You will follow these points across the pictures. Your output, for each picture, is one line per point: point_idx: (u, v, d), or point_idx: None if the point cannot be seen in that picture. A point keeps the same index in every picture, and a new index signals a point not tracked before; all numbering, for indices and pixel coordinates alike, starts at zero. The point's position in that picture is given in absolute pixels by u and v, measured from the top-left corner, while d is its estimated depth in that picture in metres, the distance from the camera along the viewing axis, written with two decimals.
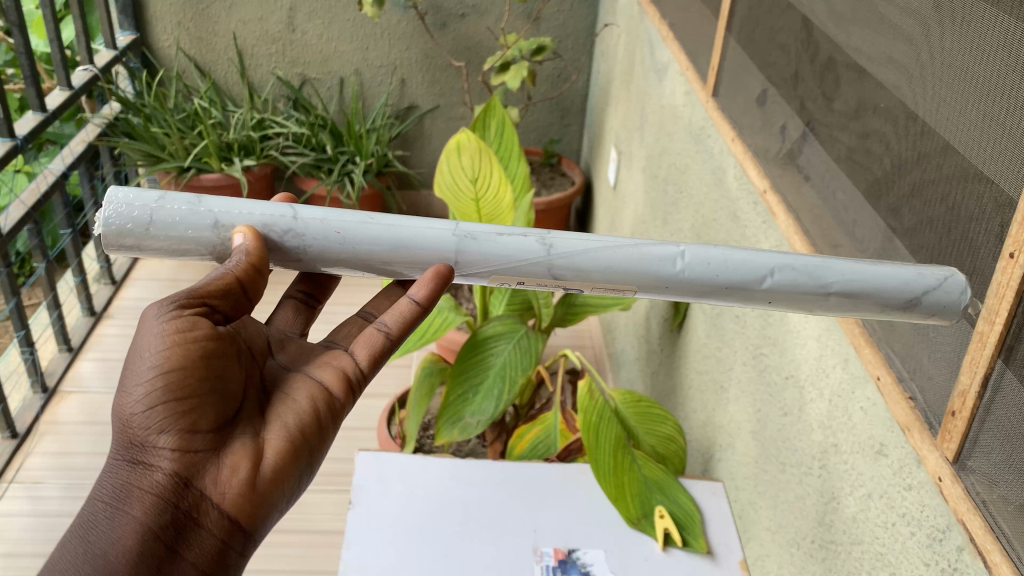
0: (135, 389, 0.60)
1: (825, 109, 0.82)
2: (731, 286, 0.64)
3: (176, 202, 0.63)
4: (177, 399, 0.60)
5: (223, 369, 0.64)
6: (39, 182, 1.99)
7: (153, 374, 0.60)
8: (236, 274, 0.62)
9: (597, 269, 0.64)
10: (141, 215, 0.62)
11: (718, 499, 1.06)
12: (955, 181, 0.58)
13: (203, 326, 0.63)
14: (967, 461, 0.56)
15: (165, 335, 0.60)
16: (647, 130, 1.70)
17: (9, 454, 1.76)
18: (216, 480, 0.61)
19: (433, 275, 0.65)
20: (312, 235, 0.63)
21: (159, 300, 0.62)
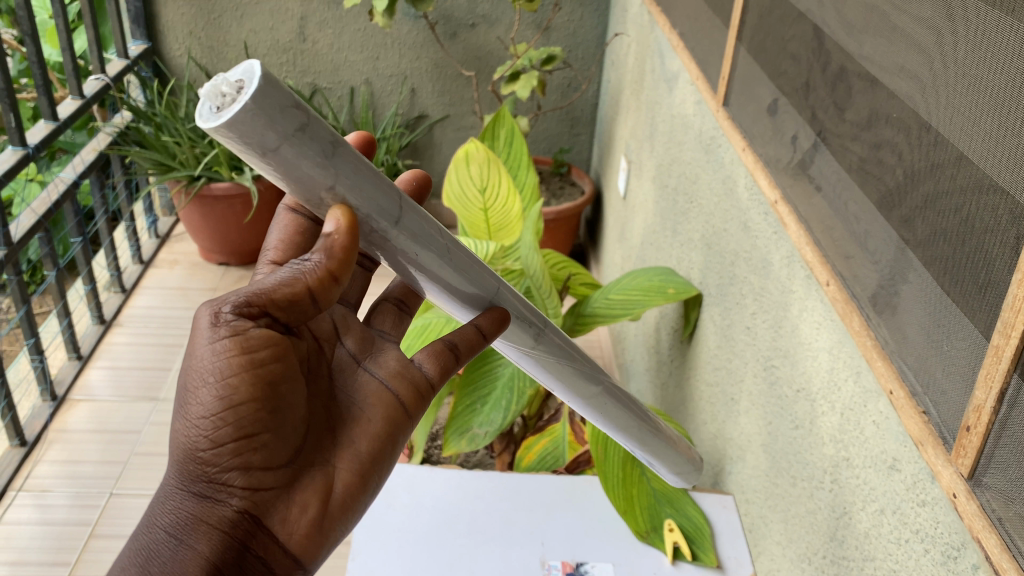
0: (200, 417, 0.51)
1: (836, 119, 0.81)
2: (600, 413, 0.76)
3: (314, 146, 0.48)
4: (247, 433, 0.52)
5: (293, 388, 0.55)
6: (50, 191, 2.00)
7: (222, 403, 0.51)
8: (308, 285, 0.51)
9: (564, 376, 0.72)
10: (269, 139, 0.46)
11: (729, 512, 1.05)
12: (969, 192, 0.57)
13: (270, 344, 0.52)
14: (981, 478, 0.55)
15: (231, 359, 0.50)
16: (657, 140, 1.69)
17: (17, 462, 1.76)
18: (283, 518, 0.55)
19: (498, 320, 0.63)
20: (395, 241, 0.55)
21: (219, 306, 0.51)
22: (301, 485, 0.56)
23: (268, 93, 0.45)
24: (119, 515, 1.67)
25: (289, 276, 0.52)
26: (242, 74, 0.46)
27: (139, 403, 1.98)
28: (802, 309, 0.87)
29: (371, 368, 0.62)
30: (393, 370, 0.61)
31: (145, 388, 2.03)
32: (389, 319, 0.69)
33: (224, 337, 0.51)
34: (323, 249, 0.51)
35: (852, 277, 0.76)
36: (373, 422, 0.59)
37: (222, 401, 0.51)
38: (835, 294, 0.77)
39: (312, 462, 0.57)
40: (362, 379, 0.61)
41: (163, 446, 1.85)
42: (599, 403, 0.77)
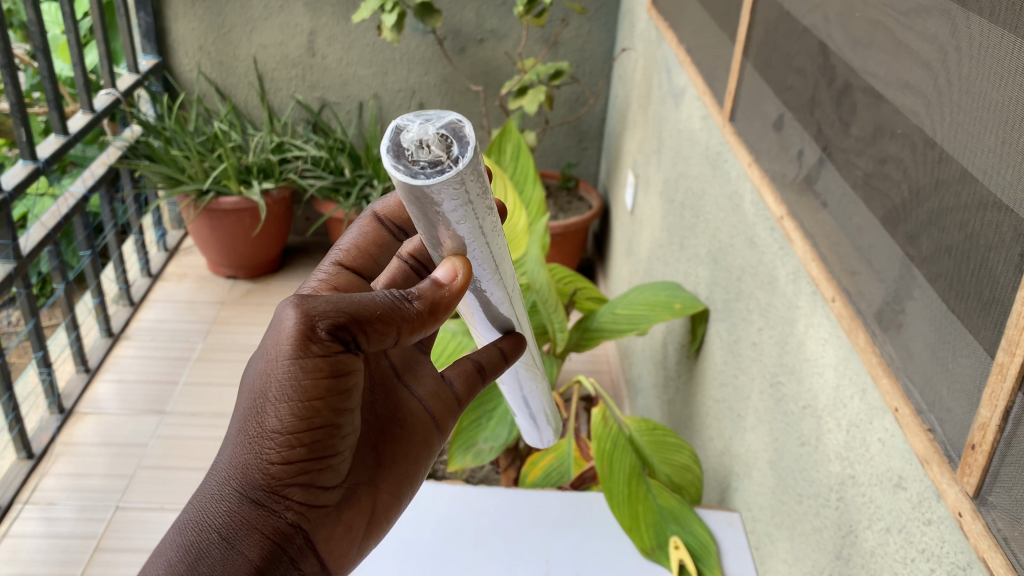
0: (278, 430, 0.49)
1: (842, 134, 0.81)
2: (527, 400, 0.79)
3: (484, 208, 0.50)
4: (315, 454, 0.51)
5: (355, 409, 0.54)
6: (60, 204, 2.02)
7: (300, 416, 0.49)
8: (403, 325, 0.51)
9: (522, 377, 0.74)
10: (455, 205, 0.48)
11: (735, 530, 1.04)
12: (973, 209, 0.56)
13: (352, 366, 0.51)
14: (987, 497, 0.54)
15: (317, 375, 0.49)
16: (664, 154, 1.69)
17: (24, 475, 1.77)
18: (328, 534, 0.54)
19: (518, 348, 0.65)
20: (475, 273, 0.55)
21: (314, 313, 0.49)
22: (349, 504, 0.56)
23: (476, 165, 0.47)
24: (125, 528, 1.67)
25: (390, 309, 0.51)
26: (451, 140, 0.47)
27: (146, 416, 1.98)
28: (808, 325, 0.86)
29: (411, 386, 0.64)
30: (431, 391, 0.64)
31: (152, 401, 2.03)
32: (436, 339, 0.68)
33: (317, 355, 0.49)
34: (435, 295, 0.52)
35: (858, 293, 0.76)
36: (413, 442, 0.61)
37: (300, 414, 0.49)
38: (841, 310, 0.77)
39: (357, 479, 0.57)
40: (401, 397, 0.63)
41: (169, 459, 1.85)
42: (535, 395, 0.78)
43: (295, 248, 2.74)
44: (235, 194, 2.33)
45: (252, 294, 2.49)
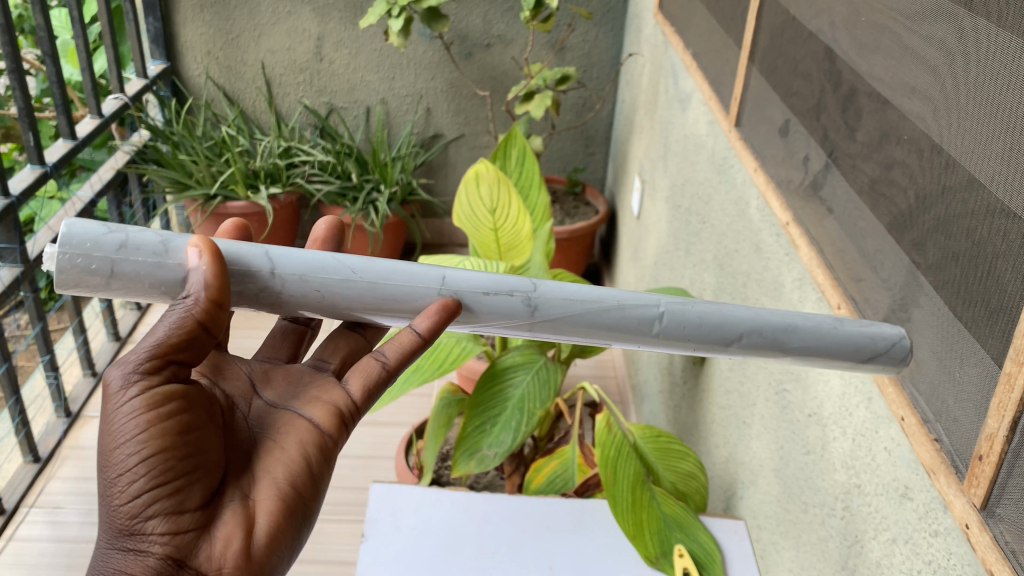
0: (120, 469, 0.54)
1: (847, 139, 0.81)
2: (697, 348, 0.66)
3: (138, 250, 0.56)
4: (167, 466, 0.55)
5: (205, 437, 0.58)
6: (67, 209, 2.02)
7: (137, 455, 0.54)
8: (196, 316, 0.55)
9: (574, 329, 0.65)
10: (97, 266, 0.55)
11: (740, 538, 1.03)
12: (981, 216, 0.56)
13: (172, 394, 0.56)
14: (995, 508, 0.53)
15: (136, 413, 0.54)
16: (670, 159, 1.68)
17: (30, 479, 1.77)
18: (210, 554, 0.56)
19: (439, 309, 0.61)
20: (293, 294, 0.59)
21: (122, 366, 0.55)
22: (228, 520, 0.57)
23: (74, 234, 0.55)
24: None
25: (173, 321, 0.55)
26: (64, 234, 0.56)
27: None
28: None
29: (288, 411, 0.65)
30: (307, 403, 0.64)
31: None
32: (340, 350, 0.70)
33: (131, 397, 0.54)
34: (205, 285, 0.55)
35: (864, 301, 0.75)
36: (285, 451, 0.61)
37: (136, 453, 0.54)
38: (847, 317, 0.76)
39: (234, 498, 0.59)
40: (279, 415, 0.64)
41: None
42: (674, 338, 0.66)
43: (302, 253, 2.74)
44: (242, 199, 2.33)
45: None
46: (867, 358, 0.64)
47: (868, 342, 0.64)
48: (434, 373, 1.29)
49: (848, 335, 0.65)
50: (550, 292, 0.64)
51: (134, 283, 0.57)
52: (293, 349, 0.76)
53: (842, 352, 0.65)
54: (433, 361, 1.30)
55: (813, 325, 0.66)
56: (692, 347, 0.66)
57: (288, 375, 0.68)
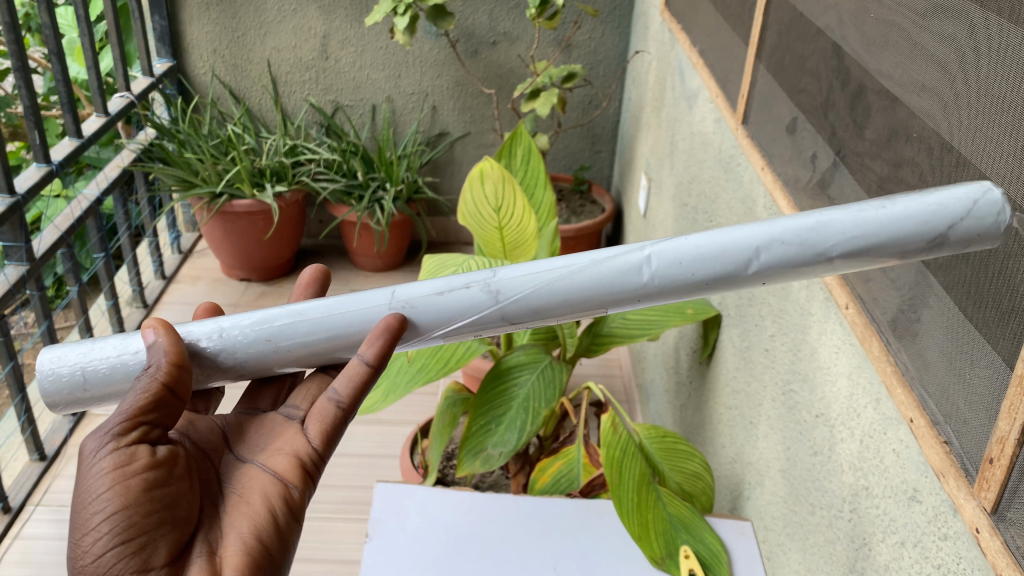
0: (88, 527, 0.58)
1: (856, 137, 0.80)
2: (715, 280, 0.59)
3: (101, 355, 0.62)
4: (133, 520, 0.59)
5: (174, 495, 0.62)
6: (73, 207, 2.02)
7: (103, 514, 0.58)
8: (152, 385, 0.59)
9: (557, 303, 0.60)
10: (69, 378, 0.61)
11: (747, 539, 1.02)
12: None
13: (141, 455, 0.60)
14: (1005, 512, 0.52)
15: (104, 473, 0.59)
16: (677, 157, 1.67)
17: (36, 476, 1.77)
18: None
19: (382, 329, 0.60)
20: (247, 351, 0.61)
21: (97, 433, 0.60)
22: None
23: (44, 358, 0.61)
24: None
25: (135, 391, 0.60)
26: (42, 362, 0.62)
27: None
28: (821, 332, 0.85)
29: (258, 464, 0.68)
30: (271, 456, 0.67)
31: None
32: (309, 395, 0.71)
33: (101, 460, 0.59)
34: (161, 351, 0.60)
35: (872, 301, 0.74)
36: (251, 504, 0.64)
37: (103, 511, 0.58)
38: (855, 317, 0.75)
39: (200, 553, 0.62)
40: (247, 468, 0.67)
41: None
42: (672, 271, 0.59)
43: (308, 251, 2.74)
44: (248, 197, 2.33)
45: (265, 297, 2.48)
46: (947, 231, 0.54)
47: (937, 214, 0.54)
48: (439, 373, 1.28)
49: (908, 212, 0.55)
50: (509, 274, 0.61)
51: (107, 386, 0.62)
52: (276, 397, 0.75)
53: (910, 233, 0.55)
54: (439, 360, 1.30)
55: (848, 214, 0.57)
56: (704, 291, 0.60)
57: (259, 425, 0.71)
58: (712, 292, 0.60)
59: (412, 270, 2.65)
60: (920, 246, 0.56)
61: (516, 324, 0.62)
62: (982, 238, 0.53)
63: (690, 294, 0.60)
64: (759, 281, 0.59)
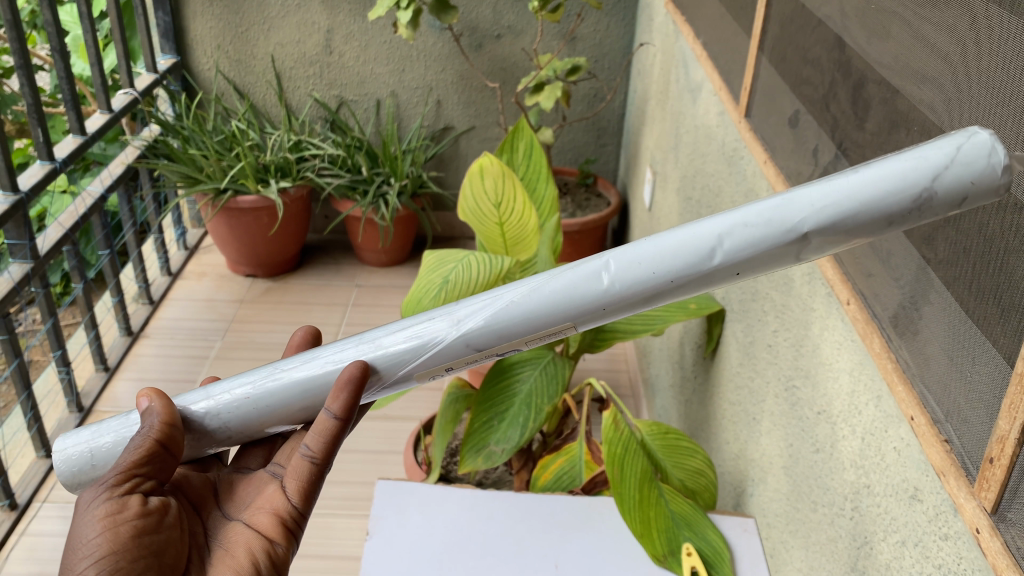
0: (77, 572, 0.62)
1: (857, 129, 0.79)
2: (680, 276, 0.56)
3: (105, 434, 0.67)
4: (122, 565, 0.62)
5: (162, 544, 0.65)
6: (77, 204, 2.02)
7: (89, 561, 0.62)
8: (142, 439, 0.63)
9: (520, 323, 0.59)
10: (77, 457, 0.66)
11: (750, 536, 1.01)
12: (994, 208, 0.54)
13: (132, 505, 0.64)
14: (1005, 512, 0.51)
15: (95, 521, 0.62)
16: (681, 150, 1.66)
17: (42, 473, 1.78)
18: None
19: (342, 381, 0.61)
20: (229, 411, 0.64)
21: (93, 485, 0.64)
22: None
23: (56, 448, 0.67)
24: None
25: (131, 445, 0.63)
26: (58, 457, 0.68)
27: None
28: (823, 328, 0.84)
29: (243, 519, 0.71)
30: (254, 512, 0.70)
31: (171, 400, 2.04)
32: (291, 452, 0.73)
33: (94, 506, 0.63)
34: (154, 413, 0.64)
35: (873, 295, 0.73)
36: (233, 558, 0.67)
37: (90, 558, 0.62)
38: (856, 313, 0.74)
39: None
40: (232, 526, 0.70)
41: None
42: (629, 271, 0.57)
43: (314, 247, 2.74)
44: (253, 193, 2.33)
45: (270, 293, 2.48)
46: (931, 184, 0.50)
47: (917, 168, 0.50)
48: None
49: (887, 171, 0.51)
50: (471, 302, 0.61)
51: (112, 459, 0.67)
52: (268, 455, 0.77)
53: (889, 193, 0.51)
54: None
55: (818, 187, 0.53)
56: (675, 292, 0.57)
57: (248, 483, 0.74)
58: (684, 292, 0.57)
59: (418, 265, 2.65)
60: (904, 207, 0.51)
61: (485, 353, 0.61)
62: (971, 185, 0.49)
63: (658, 299, 0.58)
64: (733, 273, 0.56)
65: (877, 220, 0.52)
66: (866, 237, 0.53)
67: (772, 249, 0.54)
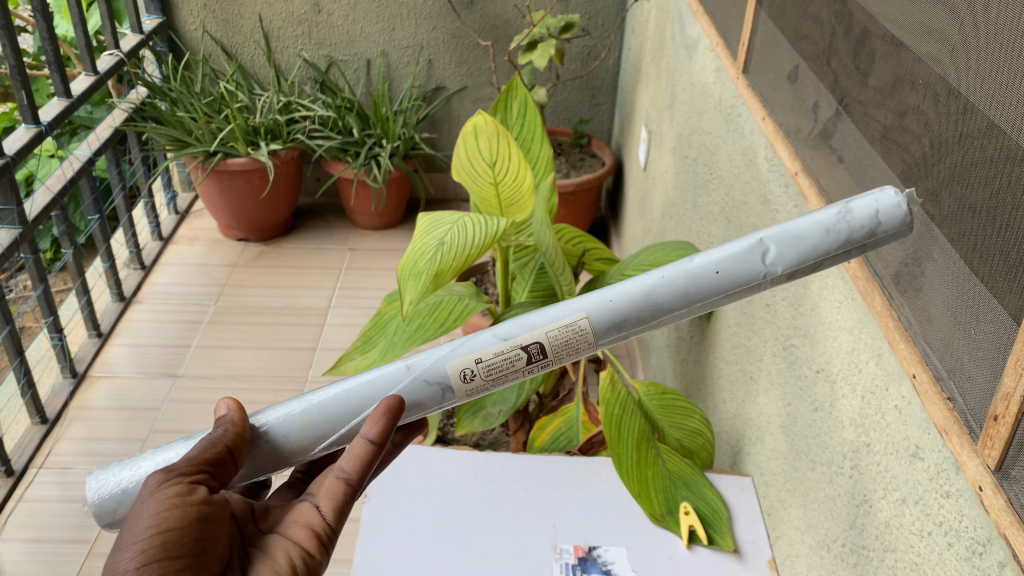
0: (132, 545, 0.55)
1: (859, 85, 0.77)
2: (670, 271, 0.62)
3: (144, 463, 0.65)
4: (183, 543, 0.56)
5: (215, 535, 0.59)
6: (65, 168, 1.99)
7: (150, 533, 0.55)
8: (219, 438, 0.61)
9: (538, 317, 0.62)
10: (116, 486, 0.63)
11: (747, 495, 1.02)
12: (1001, 163, 0.53)
13: (200, 489, 0.58)
14: (1010, 470, 0.51)
15: (164, 496, 0.56)
16: (677, 108, 1.64)
17: (38, 439, 1.78)
18: None
19: (385, 408, 0.61)
20: (283, 413, 0.64)
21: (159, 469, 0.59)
22: None
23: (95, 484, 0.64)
24: None
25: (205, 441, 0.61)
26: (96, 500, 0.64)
27: (158, 380, 1.98)
28: (822, 287, 0.83)
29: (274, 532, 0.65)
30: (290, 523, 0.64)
31: (165, 365, 2.03)
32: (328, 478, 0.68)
33: (164, 483, 0.57)
34: (227, 419, 0.62)
35: (875, 253, 0.72)
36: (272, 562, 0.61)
37: (150, 531, 0.55)
38: (857, 271, 0.73)
39: None
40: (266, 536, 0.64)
41: (182, 422, 1.84)
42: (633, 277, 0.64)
43: (306, 210, 2.72)
44: (243, 156, 2.30)
45: (263, 257, 2.46)
46: (846, 205, 0.62)
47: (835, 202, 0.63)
48: (437, 332, 1.27)
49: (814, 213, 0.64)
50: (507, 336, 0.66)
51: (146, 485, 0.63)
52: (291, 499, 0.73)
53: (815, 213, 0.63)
54: (436, 319, 1.29)
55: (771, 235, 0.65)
56: (669, 289, 0.62)
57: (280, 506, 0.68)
58: (676, 289, 0.62)
59: (410, 227, 2.63)
60: (831, 219, 0.61)
61: (506, 355, 0.61)
62: (879, 200, 0.61)
63: (654, 294, 0.62)
64: (713, 273, 0.62)
65: (819, 232, 0.61)
66: (813, 253, 0.62)
67: (738, 255, 0.62)
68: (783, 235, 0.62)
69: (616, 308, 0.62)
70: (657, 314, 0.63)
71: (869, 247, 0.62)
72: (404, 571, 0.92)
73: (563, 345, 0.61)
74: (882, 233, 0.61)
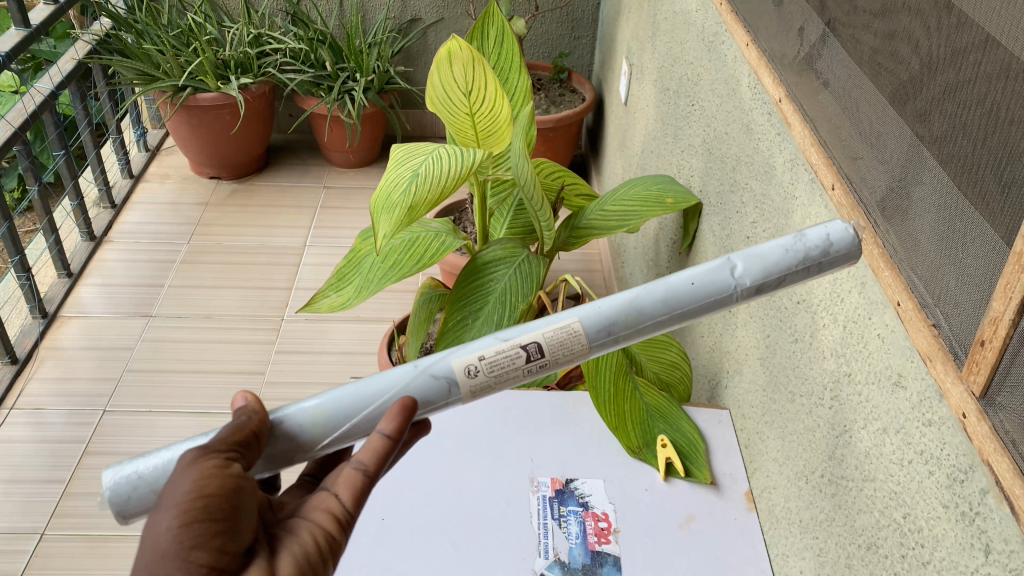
0: (169, 514, 0.46)
1: (847, 6, 0.74)
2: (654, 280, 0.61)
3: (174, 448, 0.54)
4: (224, 506, 0.48)
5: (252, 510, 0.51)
6: (26, 101, 1.92)
7: (189, 493, 0.47)
8: (246, 423, 0.53)
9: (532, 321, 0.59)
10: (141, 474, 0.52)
11: (725, 428, 1.02)
12: (997, 79, 0.50)
13: (237, 462, 0.50)
14: (995, 396, 0.50)
15: (198, 464, 0.48)
16: (658, 39, 1.60)
17: (9, 380, 1.75)
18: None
19: (400, 406, 0.55)
20: (298, 401, 0.56)
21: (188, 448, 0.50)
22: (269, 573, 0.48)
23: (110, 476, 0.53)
24: (114, 433, 1.64)
25: (229, 424, 0.53)
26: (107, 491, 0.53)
27: (132, 321, 1.94)
28: (805, 216, 0.81)
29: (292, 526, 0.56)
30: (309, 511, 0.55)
31: (139, 304, 2.00)
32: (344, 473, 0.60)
33: (200, 454, 0.49)
34: (248, 408, 0.54)
35: (860, 180, 0.70)
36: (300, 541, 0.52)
37: (189, 492, 0.47)
38: (842, 198, 0.71)
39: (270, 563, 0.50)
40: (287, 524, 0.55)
41: (157, 362, 1.82)
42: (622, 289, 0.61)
43: (279, 147, 2.66)
44: (213, 91, 2.24)
45: (236, 196, 2.41)
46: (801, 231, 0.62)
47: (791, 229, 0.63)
48: (413, 268, 1.24)
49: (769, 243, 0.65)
50: None
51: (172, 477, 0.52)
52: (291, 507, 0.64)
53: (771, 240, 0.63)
54: (411, 257, 1.26)
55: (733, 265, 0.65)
56: (652, 296, 0.60)
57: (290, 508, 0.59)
58: (661, 295, 0.60)
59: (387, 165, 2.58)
60: (788, 239, 0.62)
61: (507, 351, 0.57)
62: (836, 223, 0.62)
63: (641, 298, 0.59)
64: (689, 284, 0.60)
65: (779, 250, 0.61)
66: (775, 271, 0.61)
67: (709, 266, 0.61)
68: (747, 253, 0.62)
69: (608, 308, 0.59)
70: (642, 321, 0.59)
71: (825, 267, 0.62)
72: (380, 507, 0.91)
73: (559, 342, 0.57)
74: (838, 254, 0.61)
